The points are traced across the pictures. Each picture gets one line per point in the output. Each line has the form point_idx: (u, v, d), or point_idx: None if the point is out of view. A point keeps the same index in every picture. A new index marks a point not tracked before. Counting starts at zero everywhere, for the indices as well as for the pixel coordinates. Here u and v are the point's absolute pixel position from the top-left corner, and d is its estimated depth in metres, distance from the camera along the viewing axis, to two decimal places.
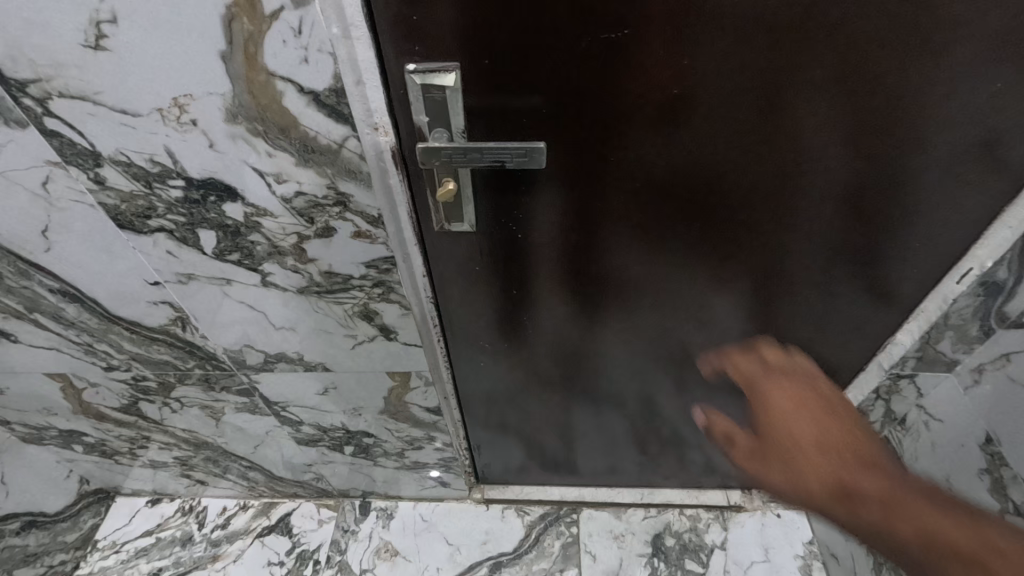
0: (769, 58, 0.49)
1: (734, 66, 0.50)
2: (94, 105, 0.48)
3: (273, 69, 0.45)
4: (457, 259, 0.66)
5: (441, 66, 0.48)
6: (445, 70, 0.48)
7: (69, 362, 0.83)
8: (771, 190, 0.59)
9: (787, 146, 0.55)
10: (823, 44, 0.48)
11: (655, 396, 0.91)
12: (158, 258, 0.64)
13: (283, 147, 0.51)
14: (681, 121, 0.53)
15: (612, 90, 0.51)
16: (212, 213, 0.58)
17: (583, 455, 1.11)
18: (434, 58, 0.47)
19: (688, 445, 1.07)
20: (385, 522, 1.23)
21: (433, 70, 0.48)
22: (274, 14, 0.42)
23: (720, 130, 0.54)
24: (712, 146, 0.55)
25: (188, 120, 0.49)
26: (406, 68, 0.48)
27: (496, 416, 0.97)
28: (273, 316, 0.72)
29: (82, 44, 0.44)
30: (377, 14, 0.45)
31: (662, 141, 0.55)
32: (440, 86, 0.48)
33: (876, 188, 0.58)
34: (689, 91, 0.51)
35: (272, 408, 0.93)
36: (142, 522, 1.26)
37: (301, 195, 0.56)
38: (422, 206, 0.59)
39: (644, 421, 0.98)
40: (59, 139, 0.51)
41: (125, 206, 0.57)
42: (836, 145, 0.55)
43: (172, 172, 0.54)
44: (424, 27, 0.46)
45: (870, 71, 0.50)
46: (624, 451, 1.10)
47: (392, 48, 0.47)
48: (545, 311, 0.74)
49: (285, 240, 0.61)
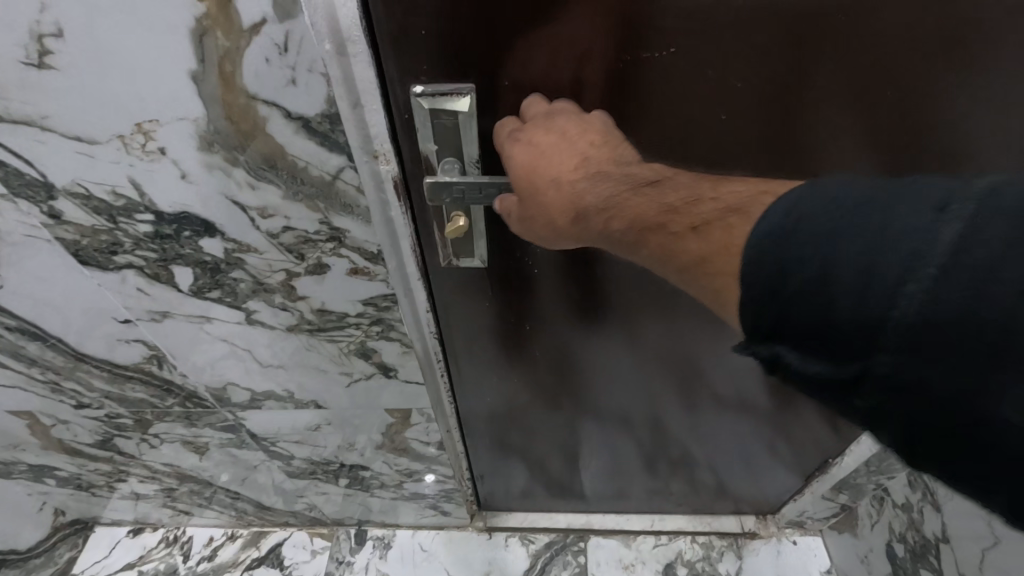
0: (783, 62, 0.42)
1: (743, 70, 0.42)
2: (42, 132, 0.41)
3: (254, 91, 0.38)
4: (463, 290, 0.59)
5: (453, 88, 0.41)
6: (456, 94, 0.41)
7: (34, 400, 0.75)
8: None
9: (815, 167, 0.47)
10: (856, 47, 0.41)
11: (666, 419, 0.86)
12: (127, 295, 0.56)
13: (268, 178, 0.44)
14: (681, 137, 0.46)
15: (627, 106, 0.44)
16: (186, 249, 0.51)
17: (590, 479, 1.06)
18: (444, 80, 0.41)
19: (701, 468, 1.01)
20: (382, 552, 1.17)
21: (443, 93, 0.41)
22: (254, 27, 0.35)
23: (726, 148, 0.46)
24: (733, 169, 0.48)
25: (156, 148, 0.42)
26: (413, 91, 0.41)
27: (500, 443, 0.91)
28: (259, 354, 0.65)
29: (23, 62, 0.37)
30: (377, 27, 0.38)
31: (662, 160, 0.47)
32: (451, 111, 0.42)
33: None
34: (691, 100, 0.44)
35: (260, 443, 0.86)
36: (123, 554, 1.19)
37: (290, 230, 0.49)
38: (427, 240, 0.52)
39: (653, 443, 0.92)
40: (3, 169, 0.44)
41: (86, 241, 0.50)
42: (858, 166, 0.47)
43: (139, 205, 0.46)
44: (434, 43, 0.39)
45: (902, 79, 0.42)
46: (633, 476, 1.05)
47: (396, 67, 0.40)
48: (552, 336, 0.68)
49: (272, 277, 0.54)
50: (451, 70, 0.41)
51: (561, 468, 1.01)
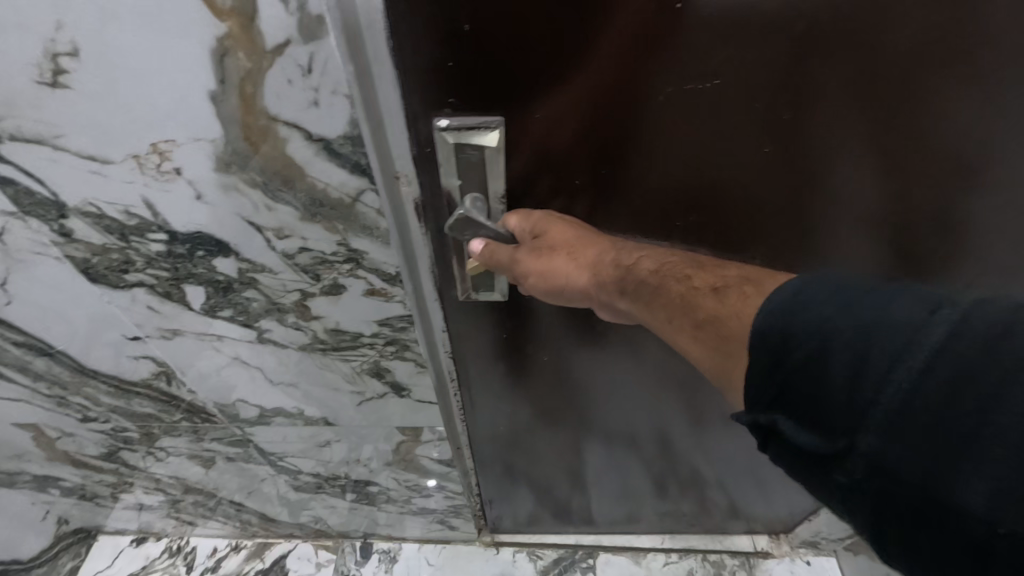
0: (799, 71, 0.38)
1: (756, 81, 0.39)
2: (54, 150, 0.39)
3: (275, 113, 0.37)
4: (473, 314, 0.58)
5: (480, 121, 0.41)
6: (482, 127, 0.41)
7: (40, 413, 0.74)
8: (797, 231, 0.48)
9: (830, 180, 0.45)
10: (878, 54, 0.38)
11: (675, 443, 0.84)
12: (137, 313, 0.55)
13: (286, 199, 0.43)
14: (692, 149, 0.43)
15: (645, 123, 0.41)
16: (199, 268, 0.49)
17: (600, 501, 1.03)
18: (470, 113, 0.40)
19: (712, 492, 0.99)
20: (388, 566, 1.15)
21: (469, 127, 0.40)
22: (277, 49, 0.34)
23: (736, 160, 0.43)
24: (742, 182, 0.45)
25: (171, 168, 0.40)
26: (438, 125, 0.40)
27: (508, 466, 0.89)
28: (270, 371, 0.64)
29: (36, 81, 0.35)
30: (403, 55, 0.37)
31: (670, 173, 0.44)
32: (477, 143, 0.41)
33: (922, 228, 0.48)
34: (700, 112, 0.41)
35: (267, 457, 0.85)
36: (126, 563, 1.17)
37: (306, 251, 0.47)
38: (447, 263, 0.51)
39: (663, 466, 0.90)
40: (14, 187, 0.42)
41: (96, 259, 0.49)
42: (877, 178, 0.44)
43: (152, 225, 0.45)
44: (461, 76, 0.38)
45: (925, 88, 0.39)
46: (644, 497, 1.02)
47: (420, 97, 0.39)
48: (560, 359, 0.65)
49: (285, 297, 0.52)
50: (478, 102, 0.40)
51: (568, 492, 0.99)
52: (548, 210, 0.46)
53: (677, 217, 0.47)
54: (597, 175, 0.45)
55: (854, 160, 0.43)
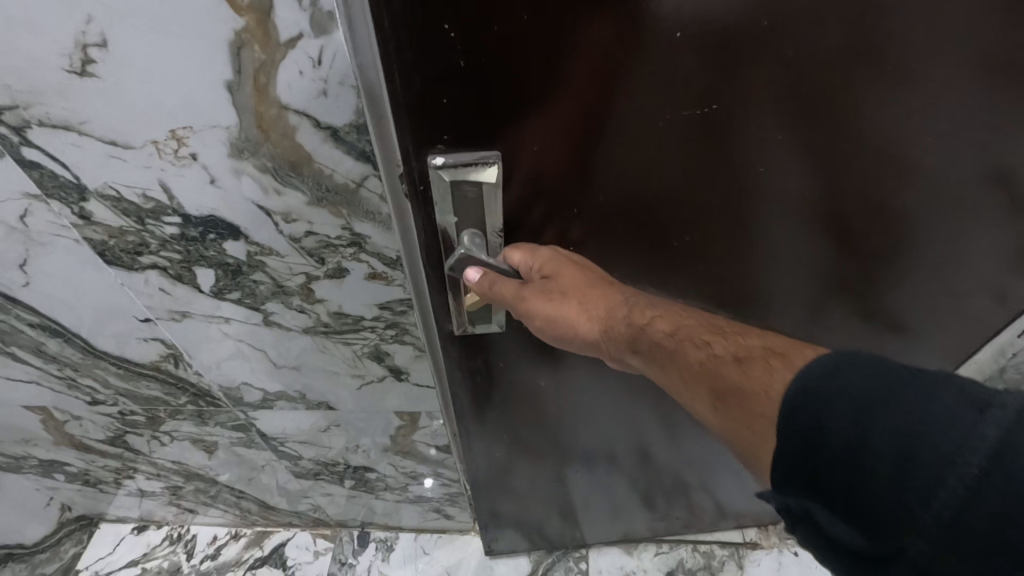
0: (715, 85, 0.39)
1: (676, 98, 0.39)
2: (79, 136, 0.42)
3: (286, 102, 0.40)
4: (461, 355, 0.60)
5: (475, 157, 0.41)
6: (476, 163, 0.41)
7: (50, 395, 0.76)
8: (747, 237, 0.49)
9: (765, 187, 0.45)
10: (786, 64, 0.38)
11: (654, 451, 0.86)
12: (149, 295, 0.58)
13: (294, 184, 0.46)
14: (632, 169, 0.43)
15: (595, 146, 0.42)
16: (210, 251, 0.52)
17: (592, 520, 1.06)
18: (465, 150, 0.40)
19: (697, 495, 1.01)
20: (385, 554, 1.17)
21: (464, 163, 0.41)
22: (291, 42, 0.37)
23: (674, 176, 0.44)
24: (685, 196, 0.45)
25: (188, 154, 0.43)
26: (432, 161, 0.41)
27: (502, 493, 0.91)
28: (275, 355, 0.66)
29: (66, 70, 0.38)
30: (392, 88, 0.37)
31: (620, 194, 0.45)
32: (474, 177, 0.42)
33: (865, 224, 0.49)
34: (631, 132, 0.41)
35: (269, 443, 0.87)
36: (128, 550, 1.20)
37: (312, 235, 0.50)
38: None
39: (647, 476, 0.92)
40: (39, 171, 0.45)
41: (113, 242, 0.51)
42: (812, 182, 0.45)
43: (168, 209, 0.48)
44: (454, 113, 0.38)
45: (840, 93, 0.40)
46: (632, 511, 1.05)
47: (412, 134, 0.39)
48: (537, 392, 0.68)
49: (291, 280, 0.55)
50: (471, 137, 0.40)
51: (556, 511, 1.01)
52: (555, 248, 0.47)
53: (635, 235, 0.48)
54: (568, 205, 0.45)
55: (813, 166, 0.44)
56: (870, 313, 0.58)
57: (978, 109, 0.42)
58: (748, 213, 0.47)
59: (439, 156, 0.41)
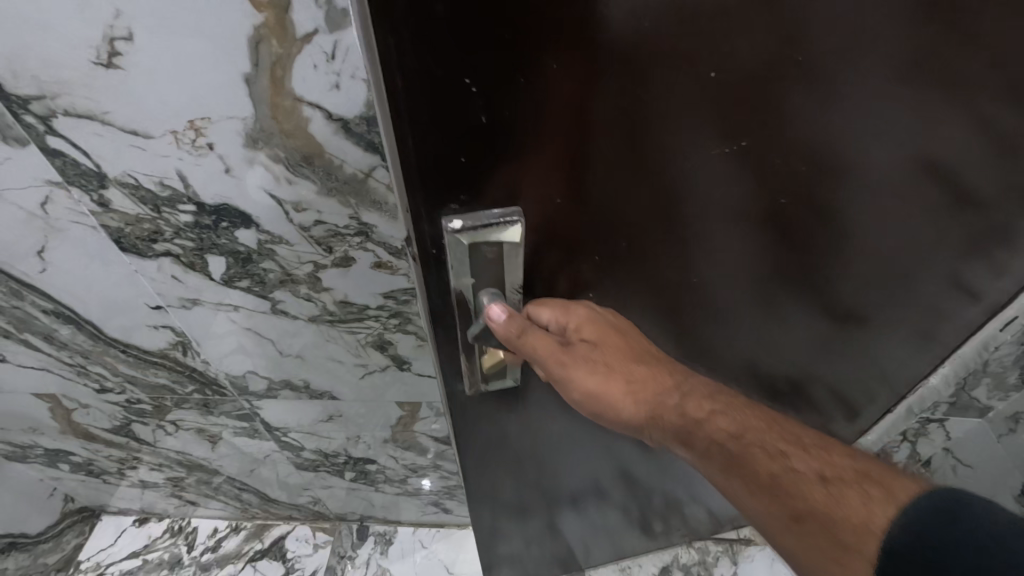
0: (656, 114, 0.39)
1: (622, 129, 0.39)
2: (102, 125, 0.44)
3: (300, 95, 0.42)
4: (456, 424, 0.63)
5: (495, 219, 0.41)
6: (492, 225, 0.41)
7: (59, 382, 0.78)
8: (715, 255, 0.49)
9: (722, 206, 0.45)
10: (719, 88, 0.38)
11: (638, 474, 0.88)
12: (162, 283, 0.60)
13: (305, 174, 0.48)
14: (597, 203, 0.43)
15: (568, 186, 0.42)
16: (222, 239, 0.54)
17: (595, 547, 1.08)
18: (483, 212, 0.41)
19: (691, 508, 1.03)
20: (383, 548, 1.19)
21: (484, 226, 0.41)
22: (307, 37, 0.39)
23: (635, 204, 0.44)
24: (648, 221, 0.45)
25: (205, 143, 0.45)
26: (451, 225, 0.41)
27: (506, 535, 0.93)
28: (281, 344, 0.68)
29: (93, 62, 0.40)
30: (401, 148, 0.37)
31: (591, 229, 0.45)
32: (493, 237, 0.42)
33: (824, 233, 0.49)
34: (587, 167, 0.41)
35: (272, 433, 0.89)
36: (129, 542, 1.21)
37: (321, 224, 0.52)
38: None
39: (635, 499, 0.95)
40: (62, 159, 0.47)
41: (129, 229, 0.53)
42: (766, 198, 0.45)
43: (183, 197, 0.50)
44: (470, 173, 0.39)
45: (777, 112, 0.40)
46: (627, 534, 1.07)
47: (425, 194, 0.39)
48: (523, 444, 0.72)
49: (299, 269, 0.57)
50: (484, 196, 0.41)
51: (546, 544, 1.02)
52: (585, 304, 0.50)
53: (609, 265, 0.48)
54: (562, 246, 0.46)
55: (761, 182, 0.44)
56: (845, 313, 0.59)
57: (914, 112, 0.42)
58: (711, 232, 0.47)
59: (454, 219, 0.41)
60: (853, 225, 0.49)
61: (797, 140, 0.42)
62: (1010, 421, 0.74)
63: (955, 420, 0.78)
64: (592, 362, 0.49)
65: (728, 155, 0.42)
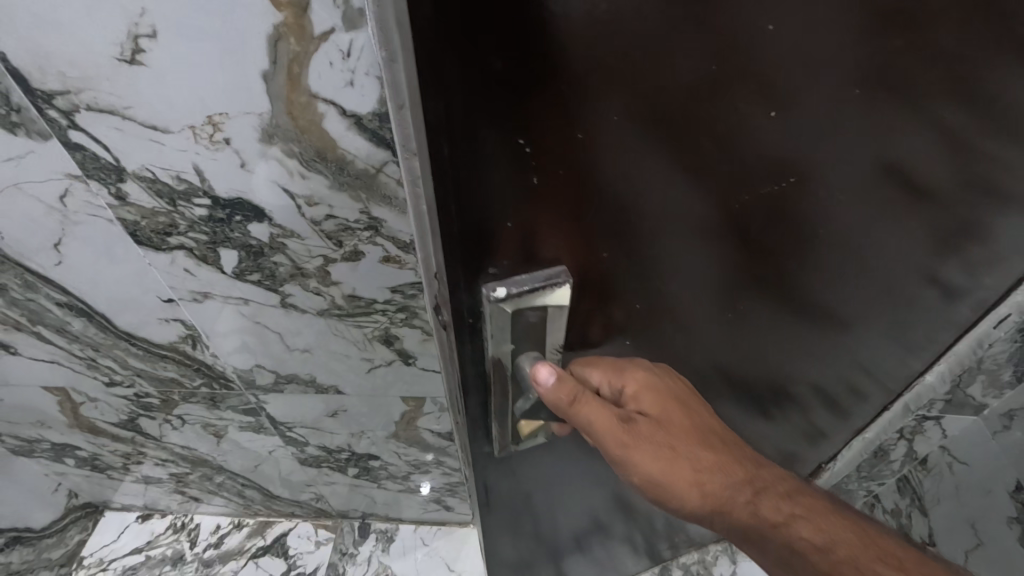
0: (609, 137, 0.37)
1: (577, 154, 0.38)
2: (122, 120, 0.46)
3: (316, 91, 0.43)
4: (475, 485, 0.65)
5: (536, 283, 0.44)
6: (534, 291, 0.44)
7: (69, 375, 0.79)
8: (689, 270, 0.48)
9: (690, 221, 0.44)
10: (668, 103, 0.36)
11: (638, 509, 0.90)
12: (174, 276, 0.61)
13: (318, 168, 0.49)
14: (568, 231, 0.42)
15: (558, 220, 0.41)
16: (235, 232, 0.55)
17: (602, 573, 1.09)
18: (524, 277, 0.43)
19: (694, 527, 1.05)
20: (385, 545, 1.19)
21: (527, 292, 0.43)
22: (324, 35, 0.40)
23: (603, 227, 0.43)
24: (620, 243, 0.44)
25: (222, 138, 0.47)
26: (494, 292, 0.43)
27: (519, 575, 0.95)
28: (289, 338, 0.70)
29: (117, 58, 0.42)
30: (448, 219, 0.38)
31: (574, 258, 0.44)
32: (533, 299, 0.44)
33: (792, 239, 0.48)
34: (552, 196, 0.40)
35: (277, 428, 0.90)
36: (132, 538, 1.21)
37: (332, 218, 0.54)
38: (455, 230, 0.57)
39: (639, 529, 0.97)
40: (82, 153, 0.49)
41: (144, 223, 0.55)
42: (730, 211, 0.44)
43: (198, 190, 0.51)
44: (515, 235, 0.41)
45: (729, 123, 0.38)
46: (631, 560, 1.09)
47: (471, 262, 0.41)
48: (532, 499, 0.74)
49: (310, 263, 0.59)
50: (520, 258, 0.42)
51: None
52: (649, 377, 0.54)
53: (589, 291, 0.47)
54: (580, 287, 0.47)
55: (722, 193, 0.43)
56: (825, 315, 0.58)
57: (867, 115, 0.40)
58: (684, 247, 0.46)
59: (497, 286, 0.43)
60: (818, 230, 0.48)
61: (755, 160, 0.41)
62: (1005, 419, 0.77)
63: (950, 418, 0.80)
64: (656, 442, 0.52)
65: (687, 175, 0.41)
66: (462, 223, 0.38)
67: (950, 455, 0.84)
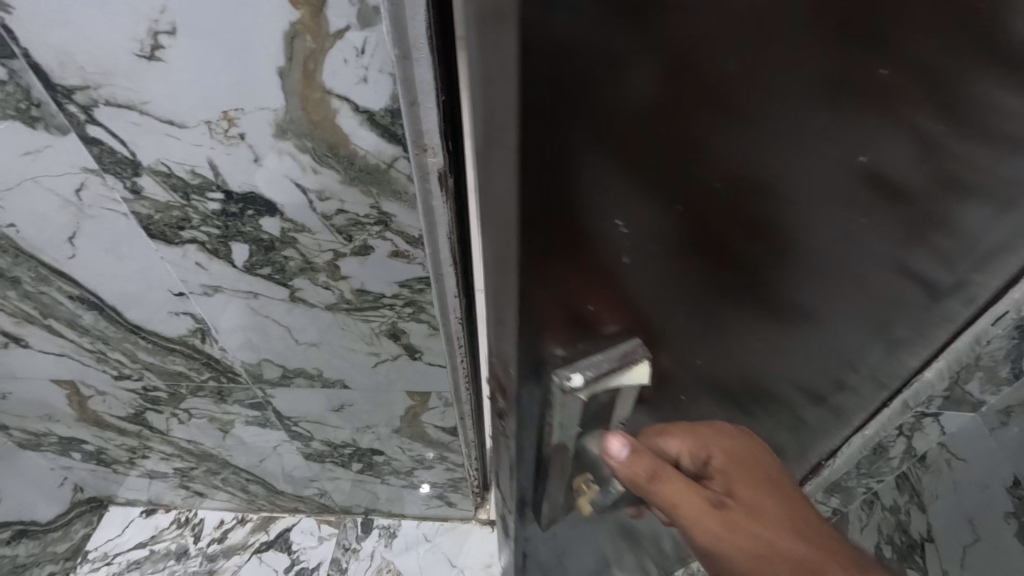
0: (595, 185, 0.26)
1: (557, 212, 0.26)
2: (140, 115, 0.47)
3: (330, 87, 0.45)
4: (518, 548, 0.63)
5: (617, 363, 0.36)
6: (612, 371, 0.36)
7: (78, 369, 0.80)
8: (701, 323, 0.38)
9: (700, 272, 0.34)
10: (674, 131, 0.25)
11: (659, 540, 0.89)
12: (186, 270, 0.62)
13: (330, 164, 0.50)
14: (561, 308, 0.31)
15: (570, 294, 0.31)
16: (247, 226, 0.56)
17: None
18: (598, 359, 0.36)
19: None
20: (387, 541, 1.21)
21: (608, 373, 0.36)
22: (339, 33, 0.41)
23: (595, 294, 0.32)
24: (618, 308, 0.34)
25: (237, 134, 0.48)
26: (570, 380, 0.35)
27: None
28: (297, 332, 0.71)
29: (137, 54, 0.43)
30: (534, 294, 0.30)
31: (577, 335, 0.34)
32: (617, 379, 0.37)
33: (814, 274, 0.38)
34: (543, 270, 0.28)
35: (283, 422, 0.91)
36: (137, 532, 1.22)
37: (342, 213, 0.55)
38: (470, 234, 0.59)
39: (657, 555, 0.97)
40: (99, 147, 0.50)
41: (158, 216, 0.56)
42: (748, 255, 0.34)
43: (212, 185, 0.52)
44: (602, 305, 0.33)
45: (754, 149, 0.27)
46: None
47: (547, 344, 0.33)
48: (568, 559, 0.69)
49: (319, 257, 0.60)
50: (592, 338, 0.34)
51: None
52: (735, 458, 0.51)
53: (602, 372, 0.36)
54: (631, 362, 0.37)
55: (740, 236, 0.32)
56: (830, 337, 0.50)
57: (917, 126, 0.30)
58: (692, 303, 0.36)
59: (574, 374, 0.35)
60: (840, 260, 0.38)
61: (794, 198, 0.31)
62: (1003, 415, 0.78)
63: (948, 414, 0.79)
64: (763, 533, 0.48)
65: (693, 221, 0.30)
66: (533, 301, 0.30)
67: (948, 451, 0.84)
